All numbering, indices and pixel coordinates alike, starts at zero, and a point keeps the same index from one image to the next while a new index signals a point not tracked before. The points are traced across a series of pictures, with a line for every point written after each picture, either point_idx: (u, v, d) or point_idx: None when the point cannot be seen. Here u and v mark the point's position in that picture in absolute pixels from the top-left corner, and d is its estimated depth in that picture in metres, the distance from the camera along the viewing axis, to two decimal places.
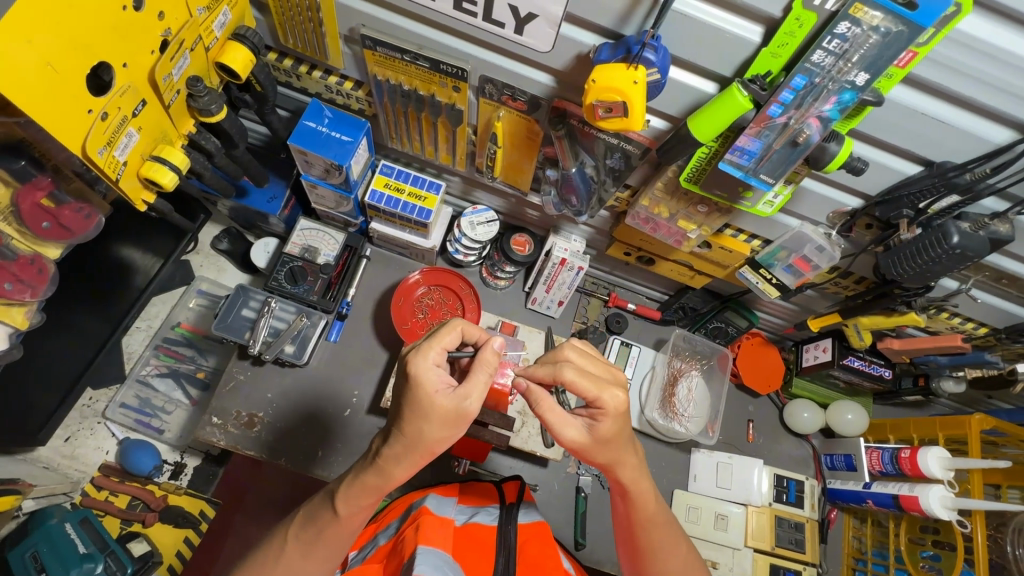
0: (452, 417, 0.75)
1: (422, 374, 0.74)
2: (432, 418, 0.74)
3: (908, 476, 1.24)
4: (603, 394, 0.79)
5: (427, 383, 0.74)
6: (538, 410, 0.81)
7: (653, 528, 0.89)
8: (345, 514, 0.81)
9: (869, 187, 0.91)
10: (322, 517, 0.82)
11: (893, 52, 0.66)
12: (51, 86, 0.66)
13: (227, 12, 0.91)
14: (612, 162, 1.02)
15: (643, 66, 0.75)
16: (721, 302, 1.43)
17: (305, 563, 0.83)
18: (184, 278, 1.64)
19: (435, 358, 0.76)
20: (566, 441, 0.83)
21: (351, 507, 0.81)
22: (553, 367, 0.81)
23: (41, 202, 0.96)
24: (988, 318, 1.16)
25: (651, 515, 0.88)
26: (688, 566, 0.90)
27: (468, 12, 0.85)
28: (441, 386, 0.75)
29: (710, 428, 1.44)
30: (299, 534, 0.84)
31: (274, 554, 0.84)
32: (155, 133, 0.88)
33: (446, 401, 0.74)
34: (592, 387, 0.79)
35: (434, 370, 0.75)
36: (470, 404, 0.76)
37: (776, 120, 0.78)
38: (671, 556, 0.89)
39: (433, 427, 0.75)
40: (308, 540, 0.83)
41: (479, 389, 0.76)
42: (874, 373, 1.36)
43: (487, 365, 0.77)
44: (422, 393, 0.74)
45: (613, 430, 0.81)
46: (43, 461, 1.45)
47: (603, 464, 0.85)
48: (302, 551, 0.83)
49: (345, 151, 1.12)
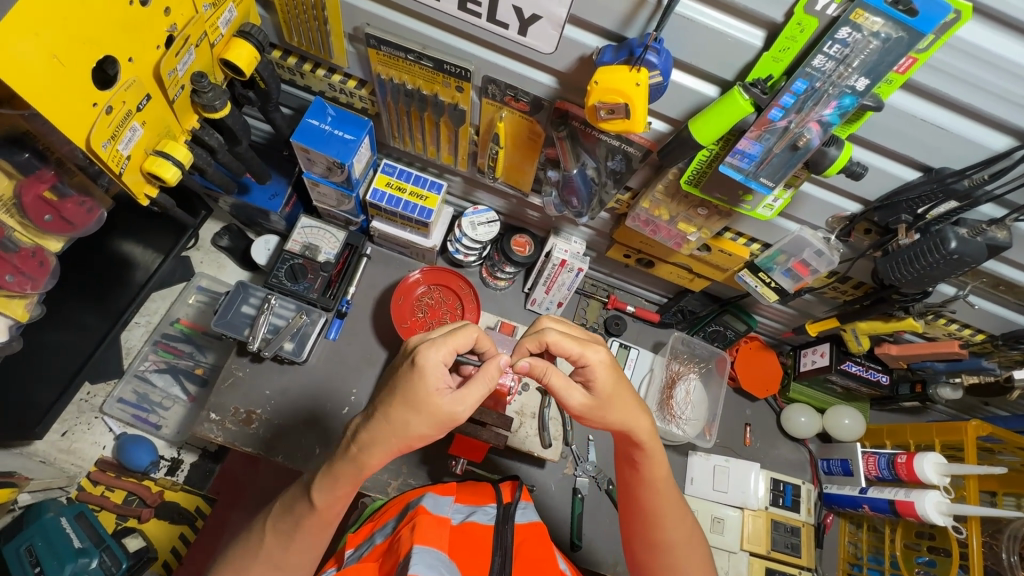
0: (442, 419, 0.77)
1: (427, 368, 0.74)
2: (423, 413, 0.75)
3: (905, 481, 1.25)
4: (587, 351, 0.84)
5: (430, 379, 0.75)
6: (544, 378, 0.83)
7: (661, 492, 0.90)
8: (319, 503, 0.81)
9: (868, 192, 0.92)
10: (302, 505, 0.83)
11: (893, 58, 0.67)
12: (55, 79, 0.66)
13: (232, 9, 0.92)
14: (613, 164, 1.02)
15: (645, 68, 0.76)
16: (720, 306, 1.44)
17: (287, 551, 0.84)
18: (185, 274, 1.64)
19: (444, 356, 0.76)
20: (571, 407, 0.86)
21: (326, 497, 0.81)
22: (537, 335, 0.86)
23: (44, 195, 0.96)
24: (985, 326, 1.17)
25: (661, 479, 0.90)
26: (692, 534, 0.90)
27: (473, 13, 0.85)
28: (440, 385, 0.76)
29: (709, 431, 1.43)
30: (275, 525, 0.86)
31: (254, 548, 0.86)
32: (158, 128, 0.88)
33: (442, 402, 0.76)
34: (574, 345, 0.84)
35: (440, 368, 0.75)
36: (461, 411, 0.77)
37: (777, 123, 0.79)
38: (678, 523, 0.90)
39: (420, 422, 0.76)
40: (285, 530, 0.85)
41: (475, 399, 0.78)
42: (871, 378, 1.37)
43: (489, 378, 0.78)
44: (421, 387, 0.75)
45: (610, 384, 0.85)
46: (39, 455, 1.45)
47: (616, 427, 0.87)
48: (280, 538, 0.85)
49: (347, 150, 1.12)
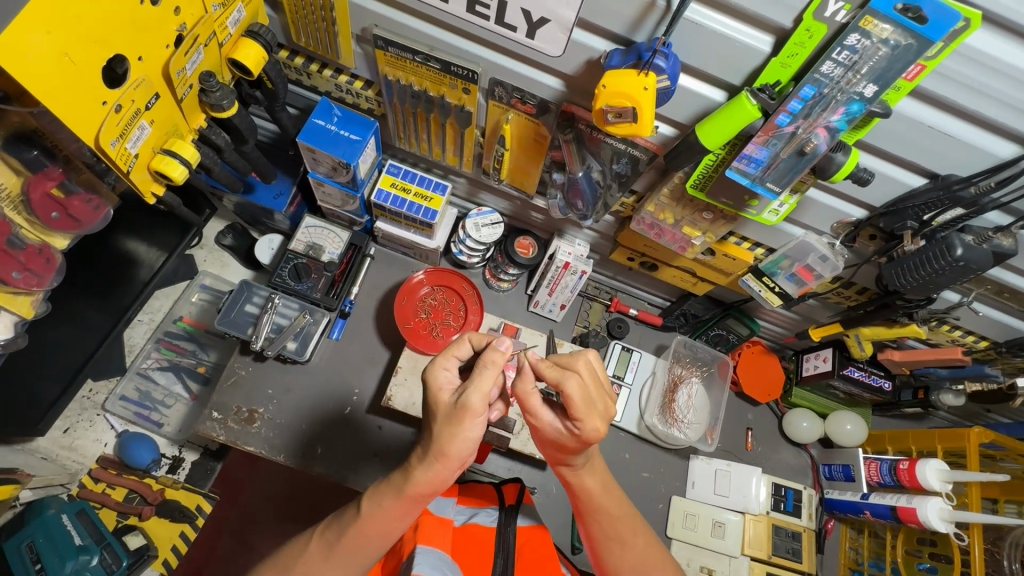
0: (453, 412, 0.74)
1: (429, 377, 0.80)
2: (439, 414, 0.76)
3: (906, 488, 1.25)
4: (587, 420, 0.76)
5: (435, 384, 0.79)
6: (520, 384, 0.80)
7: (604, 517, 0.87)
8: (364, 511, 0.80)
9: (874, 198, 0.92)
10: (349, 514, 0.82)
11: (902, 65, 0.67)
12: (66, 77, 0.66)
13: (241, 10, 0.92)
14: (618, 167, 1.02)
15: (653, 72, 0.76)
16: (723, 310, 1.43)
17: (325, 564, 0.81)
18: (187, 273, 1.64)
19: (445, 363, 0.81)
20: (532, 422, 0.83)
21: (372, 506, 0.80)
22: (559, 372, 0.76)
23: (51, 192, 0.97)
24: (988, 332, 1.17)
25: (598, 510, 0.86)
26: (647, 553, 0.87)
27: (482, 15, 0.86)
28: (448, 387, 0.79)
29: (710, 435, 1.43)
30: (324, 535, 0.83)
31: (296, 554, 0.83)
32: (166, 126, 0.89)
33: (448, 397, 0.77)
34: (582, 409, 0.76)
35: (442, 372, 0.80)
36: (472, 400, 0.73)
37: (784, 129, 0.79)
38: (628, 547, 0.86)
39: (438, 424, 0.75)
40: (330, 542, 0.82)
41: (480, 386, 0.74)
42: (874, 384, 1.36)
43: (491, 365, 0.74)
44: (430, 394, 0.79)
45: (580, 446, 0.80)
46: (40, 452, 1.45)
47: (556, 462, 0.85)
48: (323, 550, 0.82)
49: (353, 150, 1.12)
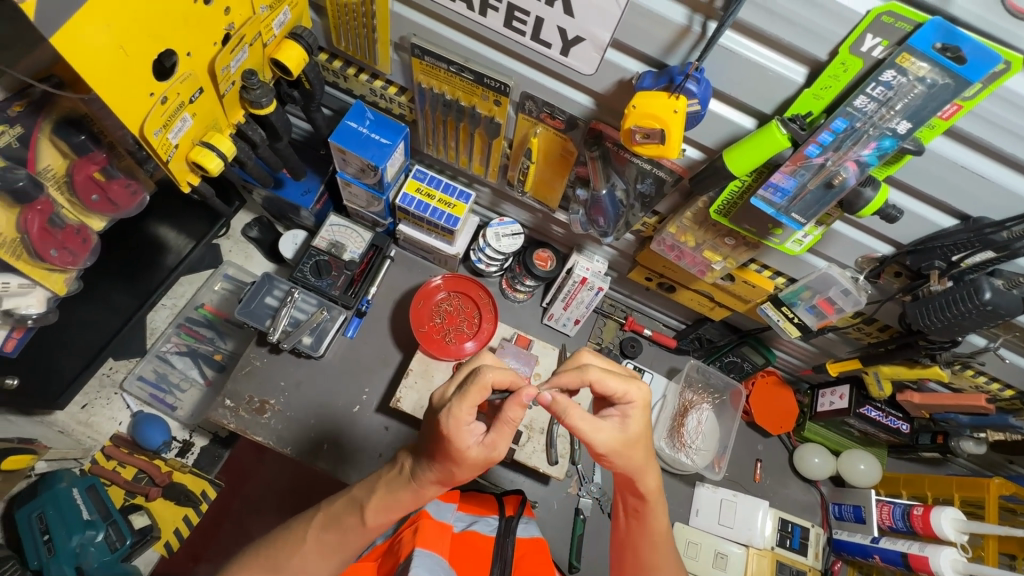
0: (481, 463, 0.78)
1: (453, 432, 0.76)
2: (464, 465, 0.78)
3: (919, 535, 1.21)
4: (631, 387, 0.84)
5: (460, 440, 0.76)
6: (563, 416, 0.80)
7: (660, 546, 0.87)
8: (370, 522, 0.83)
9: (902, 235, 0.91)
10: (353, 519, 0.84)
11: (937, 105, 0.66)
12: (119, 67, 0.69)
13: (287, 12, 0.95)
14: (643, 187, 1.02)
15: (684, 96, 0.76)
16: (739, 337, 1.43)
17: (323, 564, 0.84)
18: (212, 262, 1.67)
19: (467, 416, 0.76)
20: (595, 445, 0.82)
21: (379, 518, 0.83)
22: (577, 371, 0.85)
23: (94, 175, 1.00)
24: (1014, 381, 1.13)
25: (652, 533, 0.88)
26: None
27: (518, 31, 0.87)
28: (472, 440, 0.77)
29: (718, 463, 1.41)
30: (320, 535, 0.85)
31: (293, 545, 0.86)
32: (207, 120, 0.91)
33: (477, 453, 0.77)
34: (619, 384, 0.84)
35: (466, 428, 0.76)
36: (498, 452, 0.79)
37: (813, 160, 0.78)
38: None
39: (464, 470, 0.79)
40: (331, 542, 0.85)
41: (505, 438, 0.78)
42: (891, 425, 1.33)
43: (515, 420, 0.76)
44: (454, 447, 0.76)
45: (640, 430, 0.84)
46: (58, 425, 1.49)
47: (631, 468, 0.85)
48: (322, 549, 0.85)
49: (382, 153, 1.14)
